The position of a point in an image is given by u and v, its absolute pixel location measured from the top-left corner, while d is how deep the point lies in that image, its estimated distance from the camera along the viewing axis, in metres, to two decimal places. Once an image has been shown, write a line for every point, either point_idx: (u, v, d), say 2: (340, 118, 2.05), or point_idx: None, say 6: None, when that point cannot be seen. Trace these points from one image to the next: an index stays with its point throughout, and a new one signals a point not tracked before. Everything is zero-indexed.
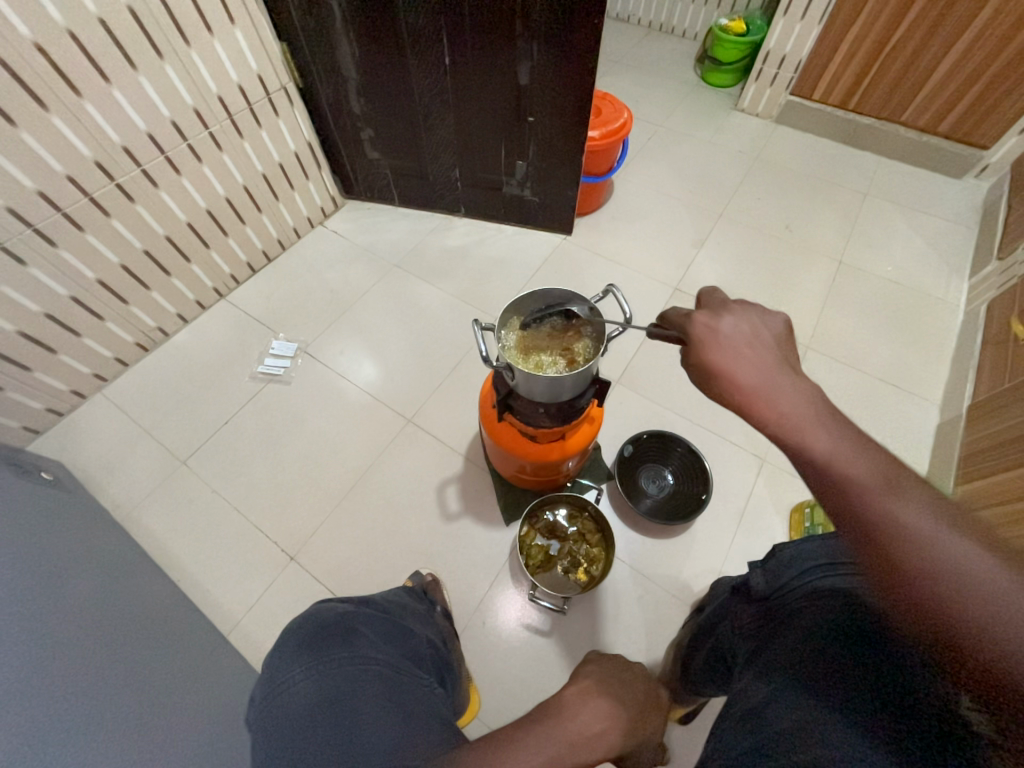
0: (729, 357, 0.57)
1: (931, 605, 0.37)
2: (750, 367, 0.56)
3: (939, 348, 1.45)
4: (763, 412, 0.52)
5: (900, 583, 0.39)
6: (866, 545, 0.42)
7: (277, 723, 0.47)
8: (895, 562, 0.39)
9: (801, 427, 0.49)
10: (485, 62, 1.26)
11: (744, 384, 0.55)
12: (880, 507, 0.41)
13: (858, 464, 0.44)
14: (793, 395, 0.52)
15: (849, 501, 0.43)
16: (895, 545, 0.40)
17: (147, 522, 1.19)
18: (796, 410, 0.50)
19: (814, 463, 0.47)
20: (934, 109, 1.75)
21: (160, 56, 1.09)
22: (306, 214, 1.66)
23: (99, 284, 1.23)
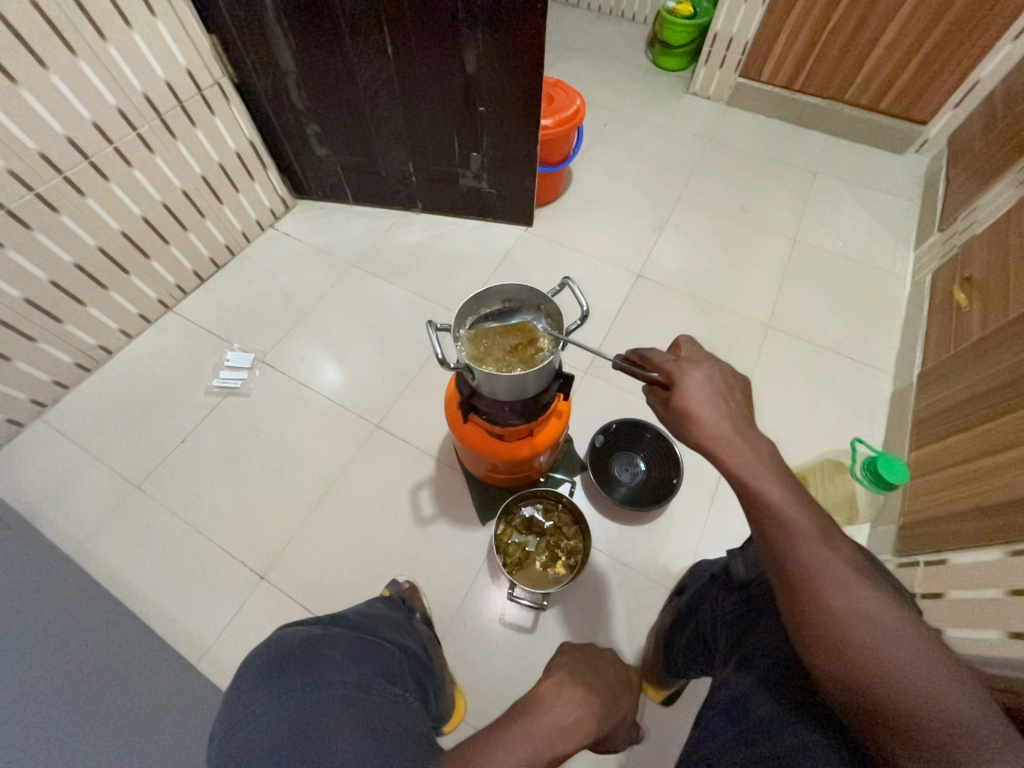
0: (704, 404, 0.56)
1: (854, 668, 0.40)
2: (723, 417, 0.54)
3: (890, 319, 1.50)
4: (732, 459, 0.51)
5: (833, 650, 0.41)
6: (803, 612, 0.44)
7: (238, 762, 0.45)
8: (828, 625, 0.42)
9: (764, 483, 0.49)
10: (430, 51, 1.21)
11: (715, 433, 0.53)
12: (819, 579, 0.44)
13: (802, 532, 0.46)
14: (750, 453, 0.51)
15: (793, 570, 0.45)
16: (832, 609, 0.42)
17: (102, 552, 1.12)
18: (755, 463, 0.50)
19: (762, 511, 0.48)
20: (875, 87, 1.80)
21: (73, 52, 1.00)
22: (254, 216, 1.58)
23: (27, 303, 1.14)
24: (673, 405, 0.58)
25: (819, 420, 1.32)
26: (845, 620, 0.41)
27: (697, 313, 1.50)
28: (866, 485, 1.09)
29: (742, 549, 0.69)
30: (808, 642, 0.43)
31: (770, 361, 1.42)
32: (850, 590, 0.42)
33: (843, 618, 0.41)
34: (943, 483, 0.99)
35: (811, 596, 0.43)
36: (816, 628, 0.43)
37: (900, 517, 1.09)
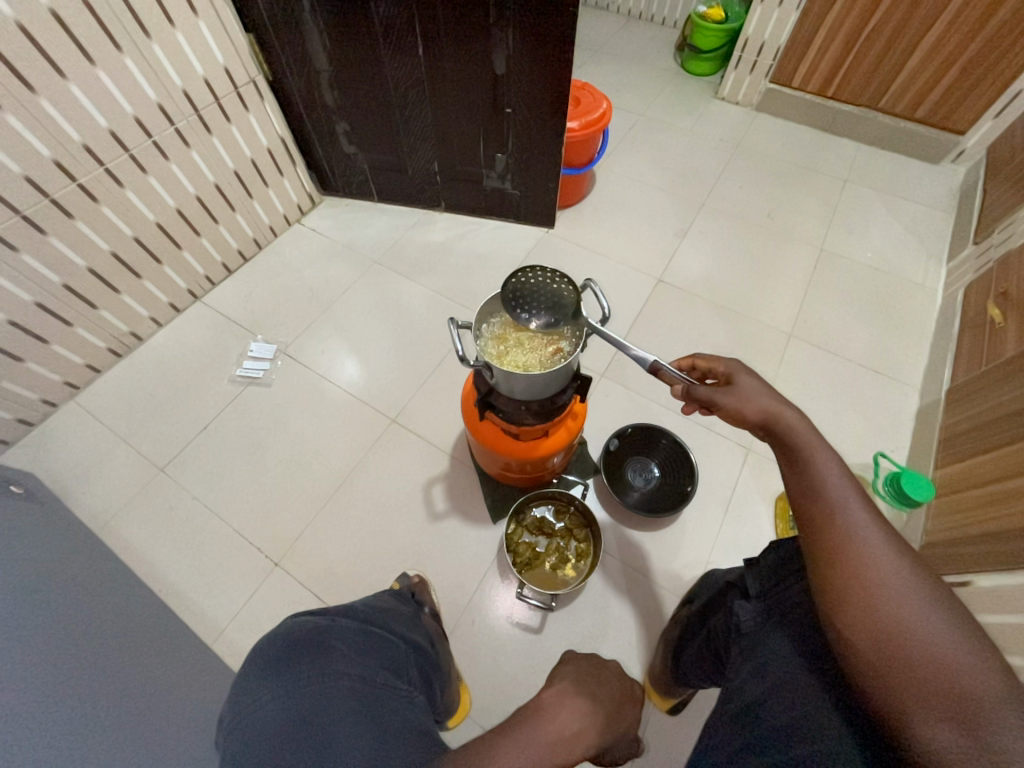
0: (758, 391, 0.64)
1: (878, 624, 0.42)
2: (773, 400, 0.62)
3: (919, 333, 1.46)
4: (783, 430, 0.59)
5: (868, 616, 0.43)
6: (843, 577, 0.46)
7: (246, 744, 0.46)
8: (858, 579, 0.45)
9: (809, 450, 0.55)
10: (460, 53, 1.23)
11: (764, 411, 0.61)
12: (864, 550, 0.46)
13: (848, 504, 0.50)
14: (798, 424, 0.58)
15: (839, 537, 0.48)
16: (863, 567, 0.45)
17: (126, 532, 1.16)
18: (804, 434, 0.57)
19: (805, 476, 0.54)
20: (911, 95, 1.76)
21: (119, 49, 1.05)
22: (282, 211, 1.62)
23: (65, 289, 1.19)
24: (728, 394, 0.66)
25: (841, 434, 1.30)
26: (886, 589, 0.43)
27: (718, 320, 1.48)
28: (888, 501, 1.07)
29: (759, 559, 0.67)
30: (843, 608, 0.45)
31: (791, 372, 1.39)
32: (892, 564, 0.44)
33: (884, 587, 0.43)
34: (969, 503, 0.96)
35: (841, 553, 0.47)
36: (854, 594, 0.44)
37: (922, 536, 1.06)
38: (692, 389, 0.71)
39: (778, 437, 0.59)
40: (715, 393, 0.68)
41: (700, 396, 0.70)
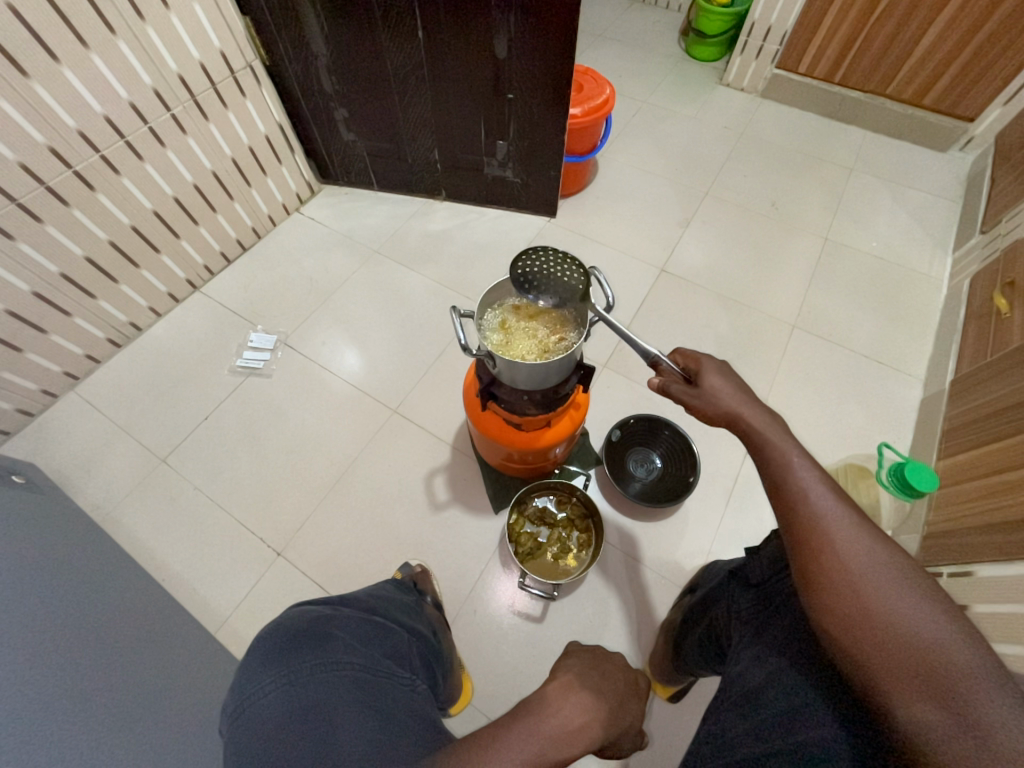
0: (726, 382, 0.63)
1: (855, 609, 0.43)
2: (738, 393, 0.62)
3: (923, 324, 1.45)
4: (746, 425, 0.59)
5: (843, 605, 0.43)
6: (816, 567, 0.46)
7: (250, 734, 0.47)
8: (831, 565, 0.45)
9: (771, 444, 0.55)
10: (461, 38, 1.21)
11: (730, 405, 0.61)
12: (834, 538, 0.46)
13: (815, 491, 0.50)
14: (764, 419, 0.58)
15: (809, 525, 0.48)
16: (835, 553, 0.45)
17: (128, 522, 1.16)
18: (767, 428, 0.57)
19: (769, 472, 0.54)
20: (919, 81, 1.72)
21: (112, 32, 1.02)
22: (281, 200, 1.60)
23: (63, 278, 1.18)
24: (699, 386, 0.65)
25: (844, 425, 1.29)
26: (856, 575, 0.44)
27: (721, 310, 1.47)
28: (891, 491, 1.07)
29: (761, 547, 0.67)
30: (818, 598, 0.45)
31: (794, 363, 1.39)
32: (859, 547, 0.45)
33: (855, 575, 0.44)
34: (972, 493, 0.96)
35: (813, 542, 0.47)
36: (829, 585, 0.45)
37: (924, 527, 1.06)
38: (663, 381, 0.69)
39: (742, 430, 0.59)
40: (686, 388, 0.66)
41: (676, 397, 0.67)
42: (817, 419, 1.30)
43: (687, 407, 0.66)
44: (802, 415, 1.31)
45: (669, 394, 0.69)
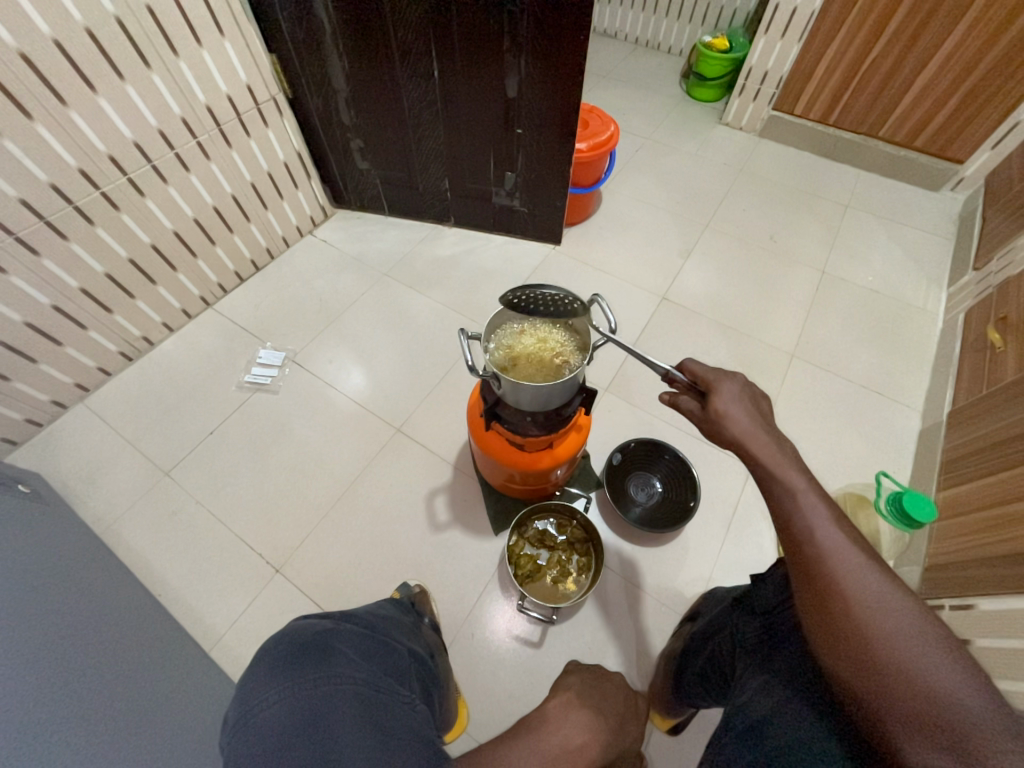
0: (733, 405, 0.62)
1: (865, 650, 0.42)
2: (743, 417, 0.61)
3: (920, 356, 1.48)
4: (753, 450, 0.58)
5: (851, 648, 0.43)
6: (826, 612, 0.45)
7: (251, 745, 0.47)
8: (841, 606, 0.44)
9: (776, 474, 0.54)
10: (475, 77, 1.28)
11: (736, 431, 0.60)
12: (845, 581, 0.45)
13: (822, 523, 0.49)
14: (774, 445, 0.57)
15: (815, 563, 0.47)
16: (843, 592, 0.45)
17: (128, 534, 1.16)
18: (775, 455, 0.56)
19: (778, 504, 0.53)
20: (911, 124, 1.80)
21: (147, 66, 1.09)
22: (295, 223, 1.66)
23: (82, 293, 1.22)
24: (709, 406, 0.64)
25: (844, 455, 1.30)
26: (867, 621, 0.43)
27: (721, 338, 1.50)
28: (891, 521, 1.07)
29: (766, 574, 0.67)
30: (829, 641, 0.45)
31: (794, 391, 1.41)
32: (866, 584, 0.45)
33: (865, 621, 0.43)
34: (971, 526, 0.97)
35: (821, 581, 0.46)
36: (837, 625, 0.44)
37: (925, 558, 1.06)
38: (675, 398, 0.69)
39: (748, 455, 0.58)
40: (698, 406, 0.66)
41: (686, 409, 0.67)
42: (817, 447, 1.31)
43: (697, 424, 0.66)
44: (803, 444, 1.31)
45: (677, 410, 0.69)
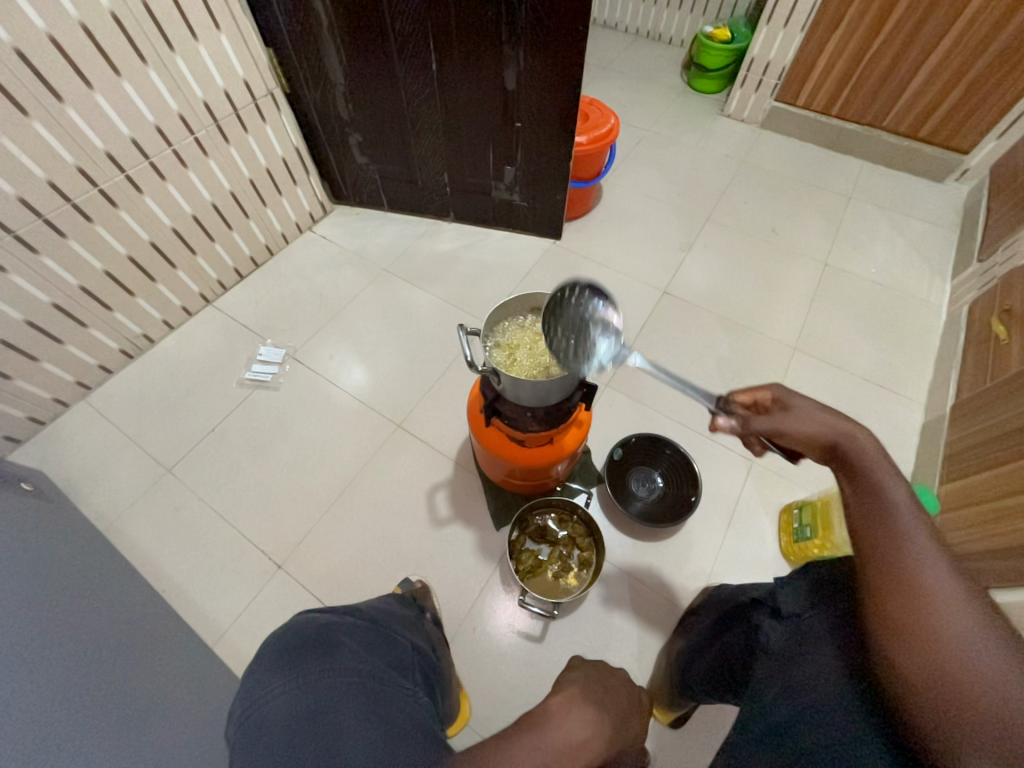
0: (809, 405, 0.58)
1: (930, 647, 0.39)
2: (825, 413, 0.56)
3: (923, 349, 1.47)
4: (839, 444, 0.54)
5: (915, 644, 0.39)
6: (886, 589, 0.43)
7: (257, 736, 0.48)
8: (913, 599, 0.41)
9: (861, 467, 0.51)
10: (473, 70, 1.27)
11: (818, 428, 0.56)
12: (910, 559, 0.42)
13: (907, 518, 0.45)
14: (864, 439, 0.52)
15: (893, 554, 0.43)
16: (918, 586, 0.41)
17: (131, 531, 1.17)
18: (866, 447, 0.52)
19: (863, 496, 0.49)
20: (915, 115, 1.78)
21: (143, 61, 1.08)
22: (294, 219, 1.65)
23: (82, 290, 1.22)
24: (782, 415, 0.60)
25: None
26: (930, 601, 0.40)
27: (722, 332, 1.49)
28: None
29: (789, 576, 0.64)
30: (893, 634, 0.41)
31: (796, 385, 1.40)
32: (947, 581, 0.40)
33: (938, 619, 0.39)
34: (974, 518, 0.96)
35: (895, 572, 0.42)
36: (906, 619, 0.40)
37: None
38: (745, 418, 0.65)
39: (834, 451, 0.54)
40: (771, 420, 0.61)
41: (758, 429, 0.63)
42: None
43: (774, 438, 0.61)
44: None
45: (746, 436, 0.66)
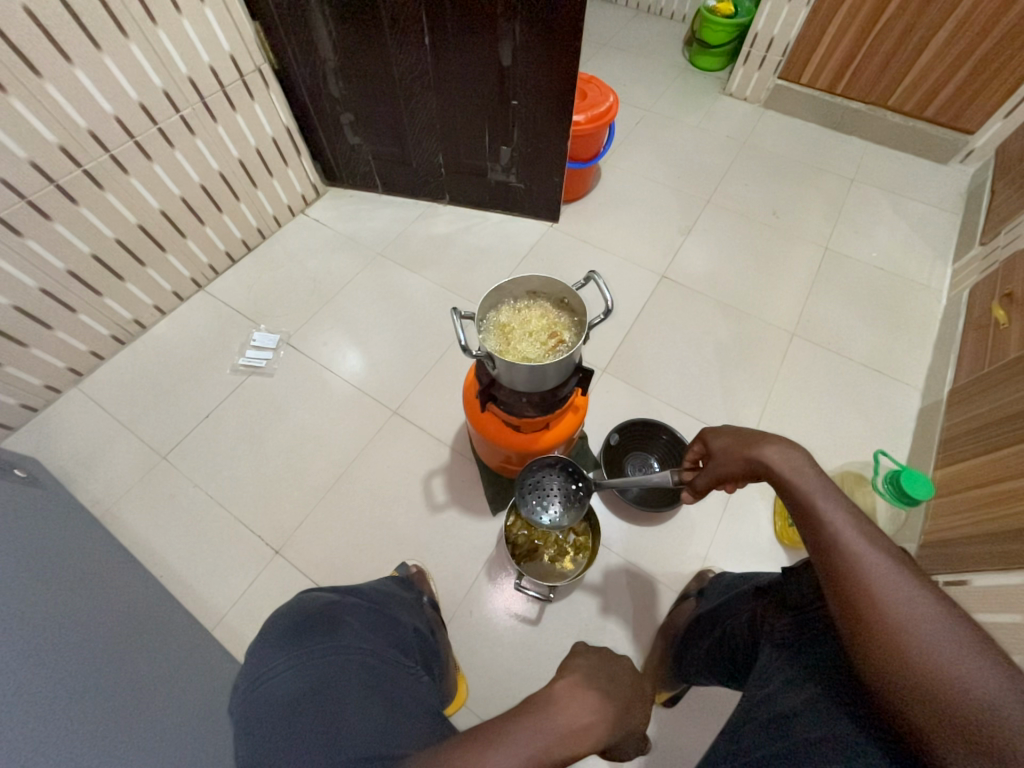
0: (732, 439, 0.66)
1: (895, 647, 0.41)
2: (748, 441, 0.64)
3: (922, 334, 1.46)
4: (766, 465, 0.60)
5: (879, 644, 0.42)
6: (856, 620, 0.44)
7: (261, 713, 0.48)
8: (867, 602, 0.44)
9: (789, 485, 0.56)
10: (467, 45, 1.23)
11: (745, 456, 0.63)
12: (875, 585, 0.44)
13: (841, 524, 0.49)
14: (783, 458, 0.58)
15: (837, 560, 0.47)
16: (867, 586, 0.44)
17: (128, 517, 1.17)
18: (789, 465, 0.57)
19: (802, 509, 0.53)
20: (920, 94, 1.74)
21: (125, 34, 1.04)
22: (286, 201, 1.62)
23: (70, 275, 1.19)
24: (715, 458, 0.68)
25: (842, 434, 1.29)
26: (899, 626, 0.42)
27: (721, 317, 1.48)
28: (888, 499, 1.06)
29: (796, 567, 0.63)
30: (857, 636, 0.44)
31: (794, 370, 1.39)
32: (892, 580, 0.44)
33: (891, 616, 0.42)
34: (969, 502, 0.96)
35: (846, 578, 0.46)
36: (865, 621, 0.43)
37: (921, 536, 1.06)
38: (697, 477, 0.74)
39: (764, 472, 0.60)
40: (708, 472, 0.70)
41: (704, 485, 0.72)
42: (816, 426, 1.30)
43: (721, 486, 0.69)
44: (802, 423, 1.31)
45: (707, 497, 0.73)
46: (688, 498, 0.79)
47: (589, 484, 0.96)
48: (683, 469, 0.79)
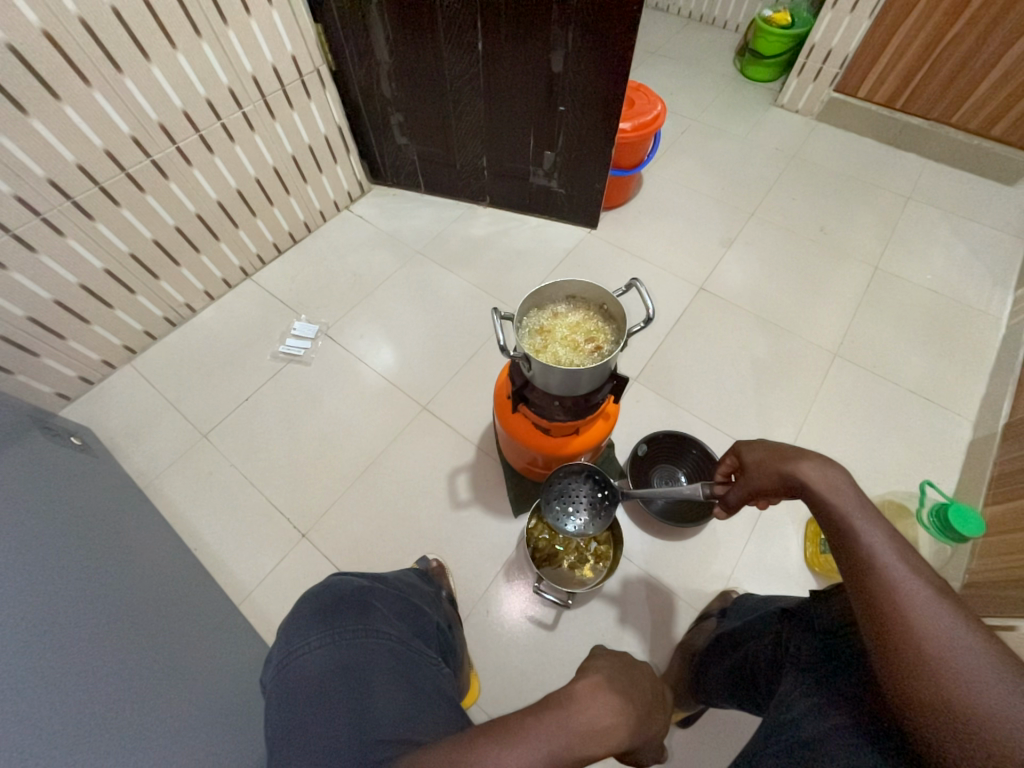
0: (767, 453, 0.65)
1: (933, 681, 0.39)
2: (784, 455, 0.62)
3: (977, 363, 1.38)
4: (802, 481, 0.58)
5: (914, 675, 0.40)
6: (887, 645, 0.43)
7: (292, 686, 0.50)
8: (903, 629, 0.42)
9: (825, 502, 0.54)
10: (519, 52, 1.24)
11: (781, 471, 0.61)
12: (911, 611, 0.42)
13: (879, 547, 0.47)
14: (819, 474, 0.56)
15: (871, 584, 0.46)
16: (904, 613, 0.43)
17: (168, 490, 1.22)
18: (825, 483, 0.55)
19: (838, 529, 0.51)
20: (988, 111, 1.66)
21: (198, 34, 1.10)
22: (332, 197, 1.67)
23: (132, 258, 1.27)
24: (749, 471, 0.67)
25: (883, 462, 1.24)
26: (933, 656, 0.40)
27: (759, 333, 1.44)
28: (931, 533, 1.01)
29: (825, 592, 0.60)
30: (891, 664, 0.42)
31: (834, 392, 1.34)
32: (932, 609, 0.42)
33: (928, 646, 0.40)
34: (1020, 544, 0.91)
35: (882, 604, 0.44)
36: (900, 649, 0.42)
37: (966, 575, 1.01)
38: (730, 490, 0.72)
39: (799, 488, 0.58)
40: (741, 485, 0.69)
41: (737, 499, 0.70)
42: (855, 452, 1.25)
43: (755, 500, 0.67)
44: (840, 447, 1.26)
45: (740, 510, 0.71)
46: (721, 514, 0.76)
47: (615, 492, 0.95)
48: (715, 481, 0.77)
